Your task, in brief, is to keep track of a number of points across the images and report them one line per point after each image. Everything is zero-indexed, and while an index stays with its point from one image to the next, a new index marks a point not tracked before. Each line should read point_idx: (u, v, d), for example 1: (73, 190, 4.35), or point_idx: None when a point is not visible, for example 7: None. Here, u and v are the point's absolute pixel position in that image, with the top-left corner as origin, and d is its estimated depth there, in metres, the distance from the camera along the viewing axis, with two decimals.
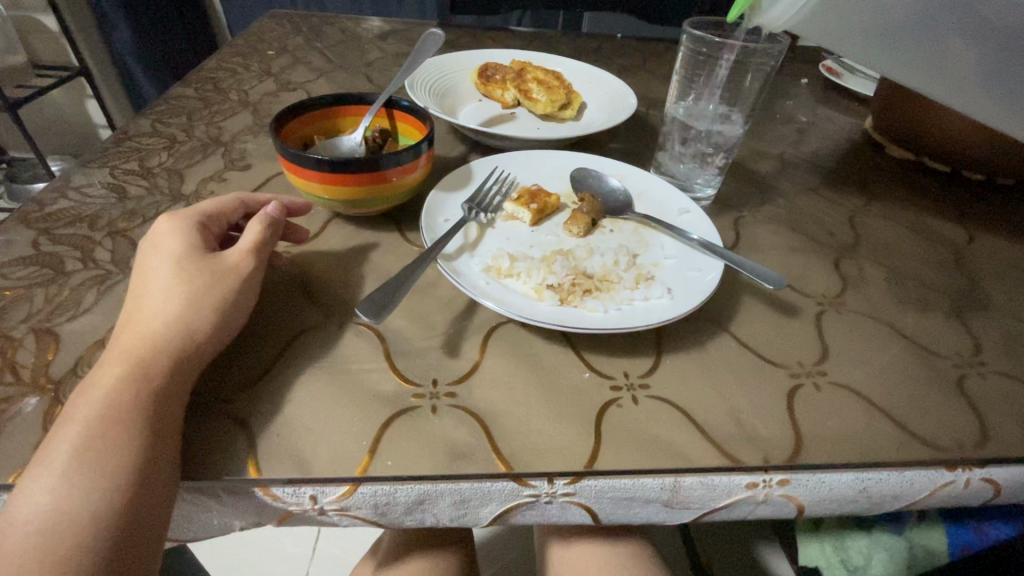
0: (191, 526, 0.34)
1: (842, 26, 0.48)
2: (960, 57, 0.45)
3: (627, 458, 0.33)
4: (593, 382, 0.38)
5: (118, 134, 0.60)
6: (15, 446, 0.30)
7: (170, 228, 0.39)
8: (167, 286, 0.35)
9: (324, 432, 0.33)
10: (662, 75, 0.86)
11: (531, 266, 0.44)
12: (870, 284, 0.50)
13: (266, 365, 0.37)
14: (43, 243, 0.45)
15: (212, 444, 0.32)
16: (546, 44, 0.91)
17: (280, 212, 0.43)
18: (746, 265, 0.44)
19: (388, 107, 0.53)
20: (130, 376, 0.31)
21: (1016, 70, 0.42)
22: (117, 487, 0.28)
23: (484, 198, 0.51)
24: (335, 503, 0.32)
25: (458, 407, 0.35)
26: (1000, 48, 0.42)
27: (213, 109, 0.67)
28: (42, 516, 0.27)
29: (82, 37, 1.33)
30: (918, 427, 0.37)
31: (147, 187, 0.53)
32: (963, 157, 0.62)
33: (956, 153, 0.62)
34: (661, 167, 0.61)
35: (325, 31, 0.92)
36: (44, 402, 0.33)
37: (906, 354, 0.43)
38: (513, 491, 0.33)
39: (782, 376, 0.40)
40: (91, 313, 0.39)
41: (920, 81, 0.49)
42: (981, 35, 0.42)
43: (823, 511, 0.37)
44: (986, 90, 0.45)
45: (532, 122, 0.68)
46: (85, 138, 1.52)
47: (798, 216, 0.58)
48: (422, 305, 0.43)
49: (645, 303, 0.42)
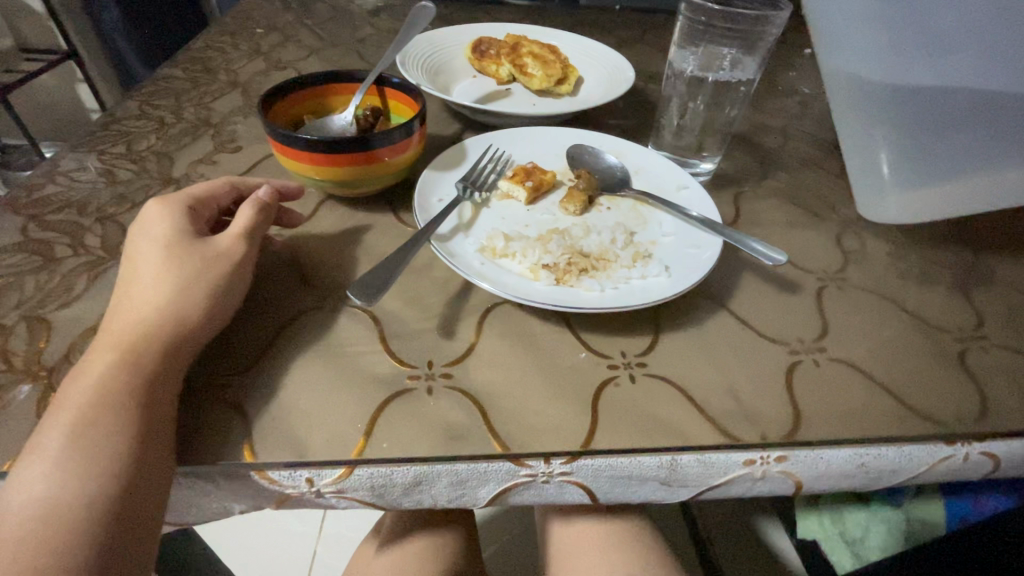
0: (190, 510, 0.34)
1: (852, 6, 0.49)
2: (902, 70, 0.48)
3: (624, 437, 0.33)
4: (590, 361, 0.38)
5: (105, 116, 0.59)
6: (10, 433, 0.30)
7: (159, 213, 0.38)
8: (156, 271, 0.35)
9: (319, 415, 0.33)
10: (661, 47, 0.84)
11: (527, 245, 0.43)
12: (872, 259, 0.49)
13: (260, 350, 0.36)
14: (32, 230, 0.44)
15: (207, 429, 0.32)
16: (542, 17, 0.89)
17: (271, 196, 0.42)
18: (745, 241, 0.44)
19: (378, 84, 0.52)
20: (121, 361, 0.31)
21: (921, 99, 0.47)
22: (112, 473, 0.28)
23: (479, 176, 0.50)
24: (332, 486, 0.32)
25: (454, 388, 0.35)
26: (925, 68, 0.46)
27: (202, 89, 0.66)
28: (37, 503, 0.27)
29: (68, 19, 1.30)
30: (918, 402, 0.37)
31: (136, 171, 0.52)
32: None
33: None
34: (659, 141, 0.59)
35: (315, 7, 0.90)
36: (37, 389, 0.33)
37: (907, 329, 0.42)
38: (510, 471, 0.33)
39: (781, 353, 0.39)
40: (83, 299, 0.39)
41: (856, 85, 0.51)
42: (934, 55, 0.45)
43: (820, 487, 0.37)
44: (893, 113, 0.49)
45: (528, 98, 0.67)
46: (77, 124, 1.50)
47: (799, 190, 0.57)
48: (417, 287, 0.42)
49: (643, 281, 0.42)
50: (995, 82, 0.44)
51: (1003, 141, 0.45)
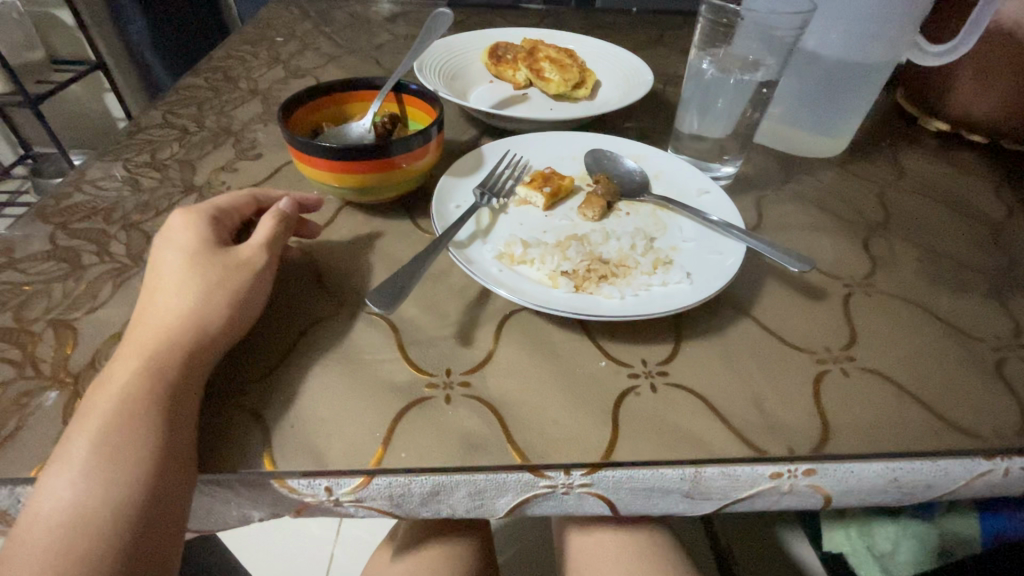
0: (211, 516, 0.34)
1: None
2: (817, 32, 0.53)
3: (646, 449, 0.32)
4: (610, 370, 0.37)
5: (130, 125, 0.60)
6: (37, 439, 0.31)
7: (183, 223, 0.39)
8: (181, 280, 0.35)
9: (338, 423, 0.33)
10: (680, 49, 0.83)
11: (545, 252, 0.43)
12: (901, 265, 0.47)
13: (279, 357, 0.36)
14: (60, 238, 0.45)
15: (227, 437, 0.32)
16: (559, 21, 0.89)
17: (292, 208, 0.42)
18: (768, 247, 0.43)
19: (396, 91, 0.52)
20: (145, 370, 0.31)
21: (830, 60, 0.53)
22: (135, 480, 0.28)
23: (496, 182, 0.50)
24: (351, 495, 0.32)
25: (472, 396, 0.35)
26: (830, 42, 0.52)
27: (224, 98, 0.67)
28: (63, 510, 0.27)
29: (97, 31, 1.34)
30: (952, 413, 0.36)
31: (160, 179, 0.53)
32: (970, 116, 0.59)
33: (960, 112, 0.60)
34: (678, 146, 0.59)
35: (333, 15, 0.91)
36: (63, 396, 0.33)
37: (939, 337, 0.41)
38: (529, 482, 0.32)
39: (807, 362, 0.38)
40: (108, 306, 0.39)
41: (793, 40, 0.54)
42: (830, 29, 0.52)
43: (850, 502, 0.36)
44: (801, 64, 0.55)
45: (545, 103, 0.66)
46: (105, 132, 1.54)
47: (824, 193, 0.56)
48: (434, 294, 0.42)
49: (664, 288, 0.41)
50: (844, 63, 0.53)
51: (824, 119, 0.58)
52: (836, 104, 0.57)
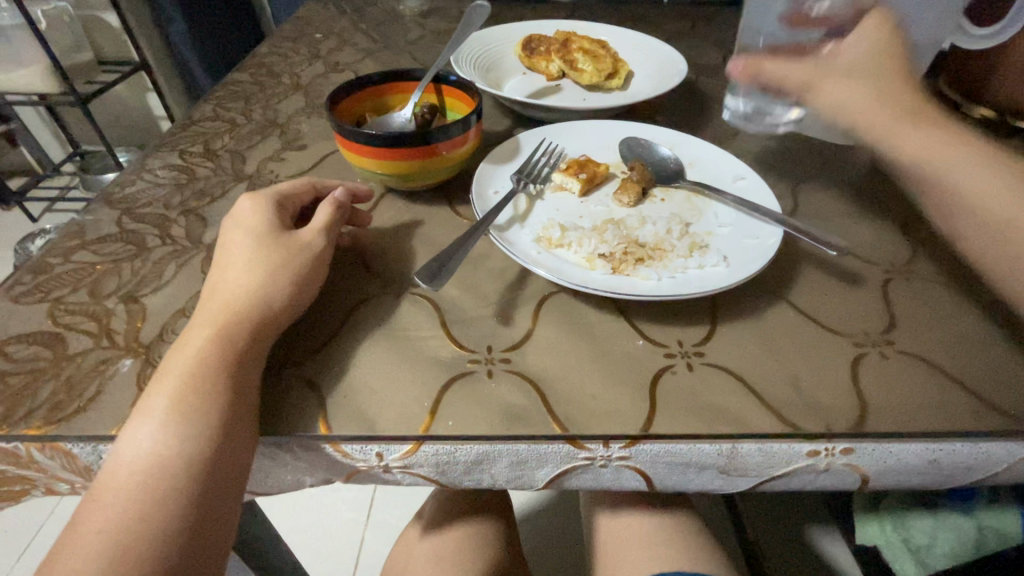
0: (269, 480, 0.36)
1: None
2: None
3: (684, 423, 0.33)
4: (647, 349, 0.38)
5: (183, 119, 0.63)
6: (116, 402, 0.34)
7: (250, 207, 0.41)
8: (248, 259, 0.38)
9: (387, 395, 0.35)
10: (713, 40, 0.82)
11: (583, 236, 0.44)
12: (943, 251, 0.47)
13: (331, 333, 0.38)
14: (126, 222, 0.48)
15: (286, 404, 0.34)
16: (590, 13, 0.89)
17: (346, 196, 0.44)
18: (806, 231, 0.43)
19: (436, 82, 0.54)
20: (217, 338, 0.34)
21: None
22: (207, 437, 0.30)
23: (533, 169, 0.51)
24: (400, 461, 0.34)
25: (513, 371, 0.36)
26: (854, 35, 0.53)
27: (268, 92, 0.70)
28: (143, 460, 0.30)
29: (142, 33, 1.40)
30: (997, 398, 0.35)
31: (213, 168, 0.56)
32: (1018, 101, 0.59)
33: (1007, 97, 0.59)
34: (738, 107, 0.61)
35: (369, 12, 0.93)
36: (137, 363, 0.36)
37: (983, 323, 0.40)
38: (569, 453, 0.34)
39: (845, 345, 0.38)
40: (172, 285, 0.42)
41: None
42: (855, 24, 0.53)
43: (886, 483, 0.36)
44: None
45: (578, 94, 0.67)
46: (146, 129, 1.60)
47: (863, 182, 0.55)
48: (475, 275, 0.44)
49: (700, 271, 0.41)
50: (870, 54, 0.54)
51: None
52: None
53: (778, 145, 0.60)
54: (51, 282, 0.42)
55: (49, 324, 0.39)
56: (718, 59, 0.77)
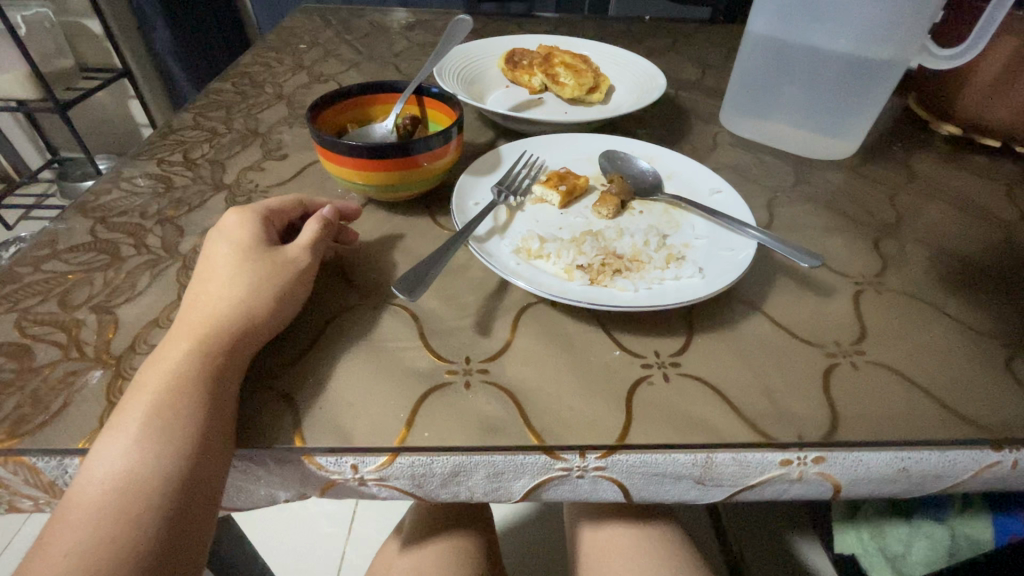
0: (241, 494, 0.35)
1: (792, 20, 0.55)
2: (809, 61, 0.56)
3: (660, 434, 0.34)
4: (624, 360, 0.38)
5: (163, 128, 0.62)
6: (83, 415, 0.33)
7: (237, 221, 0.41)
8: (229, 272, 0.37)
9: (364, 406, 0.35)
10: (693, 56, 0.84)
11: (561, 247, 0.45)
12: (912, 264, 0.48)
13: (308, 345, 0.38)
14: (100, 231, 0.48)
15: (261, 418, 0.33)
16: (572, 29, 0.91)
17: (333, 214, 0.44)
18: (780, 244, 0.44)
19: (418, 95, 0.55)
20: (196, 351, 0.33)
21: (818, 79, 0.57)
22: (182, 453, 0.30)
23: (514, 180, 0.51)
24: (375, 473, 0.33)
25: (490, 382, 0.36)
26: (815, 68, 0.56)
27: (251, 102, 0.70)
28: (116, 476, 0.29)
29: (124, 40, 1.38)
30: (962, 406, 0.36)
31: (191, 177, 0.55)
32: (980, 119, 0.61)
33: (970, 116, 0.62)
34: (769, 64, 0.59)
35: (354, 23, 0.94)
36: (107, 375, 0.35)
37: (949, 334, 0.41)
38: (546, 464, 0.34)
39: (818, 355, 0.39)
40: (145, 295, 0.41)
41: (783, 65, 0.58)
42: (819, 59, 0.56)
43: (858, 491, 0.37)
44: (795, 84, 0.59)
45: (560, 107, 0.68)
46: (128, 136, 1.58)
47: (835, 195, 0.57)
48: (453, 286, 0.44)
49: (676, 282, 0.42)
50: (833, 82, 0.56)
51: (815, 123, 0.61)
52: (843, 110, 0.58)
53: (754, 159, 0.62)
54: (20, 292, 0.41)
55: (16, 336, 0.38)
56: (697, 75, 0.79)
